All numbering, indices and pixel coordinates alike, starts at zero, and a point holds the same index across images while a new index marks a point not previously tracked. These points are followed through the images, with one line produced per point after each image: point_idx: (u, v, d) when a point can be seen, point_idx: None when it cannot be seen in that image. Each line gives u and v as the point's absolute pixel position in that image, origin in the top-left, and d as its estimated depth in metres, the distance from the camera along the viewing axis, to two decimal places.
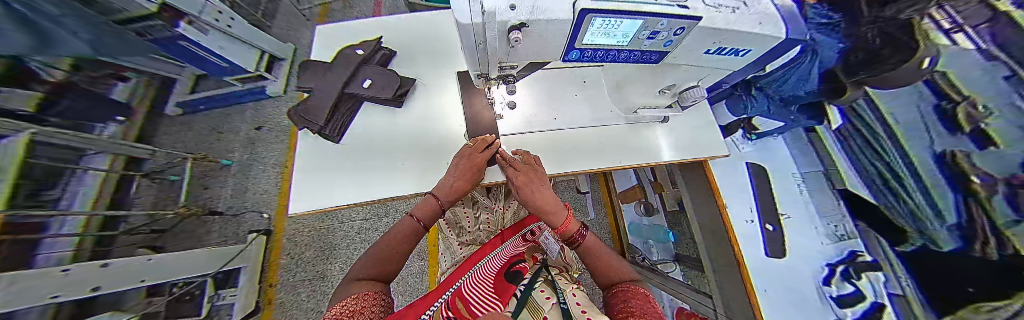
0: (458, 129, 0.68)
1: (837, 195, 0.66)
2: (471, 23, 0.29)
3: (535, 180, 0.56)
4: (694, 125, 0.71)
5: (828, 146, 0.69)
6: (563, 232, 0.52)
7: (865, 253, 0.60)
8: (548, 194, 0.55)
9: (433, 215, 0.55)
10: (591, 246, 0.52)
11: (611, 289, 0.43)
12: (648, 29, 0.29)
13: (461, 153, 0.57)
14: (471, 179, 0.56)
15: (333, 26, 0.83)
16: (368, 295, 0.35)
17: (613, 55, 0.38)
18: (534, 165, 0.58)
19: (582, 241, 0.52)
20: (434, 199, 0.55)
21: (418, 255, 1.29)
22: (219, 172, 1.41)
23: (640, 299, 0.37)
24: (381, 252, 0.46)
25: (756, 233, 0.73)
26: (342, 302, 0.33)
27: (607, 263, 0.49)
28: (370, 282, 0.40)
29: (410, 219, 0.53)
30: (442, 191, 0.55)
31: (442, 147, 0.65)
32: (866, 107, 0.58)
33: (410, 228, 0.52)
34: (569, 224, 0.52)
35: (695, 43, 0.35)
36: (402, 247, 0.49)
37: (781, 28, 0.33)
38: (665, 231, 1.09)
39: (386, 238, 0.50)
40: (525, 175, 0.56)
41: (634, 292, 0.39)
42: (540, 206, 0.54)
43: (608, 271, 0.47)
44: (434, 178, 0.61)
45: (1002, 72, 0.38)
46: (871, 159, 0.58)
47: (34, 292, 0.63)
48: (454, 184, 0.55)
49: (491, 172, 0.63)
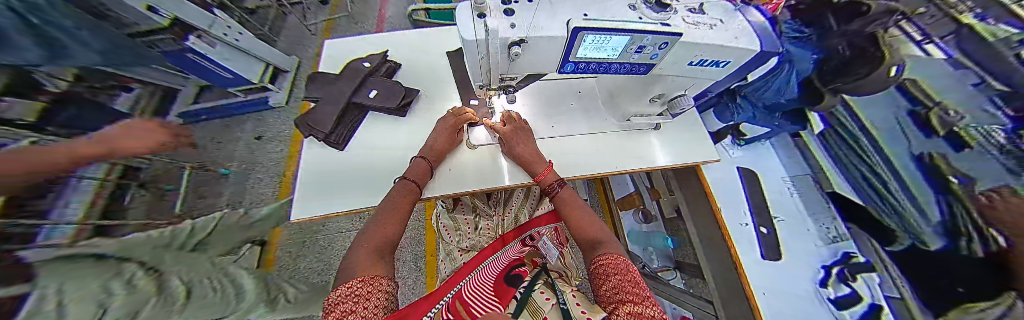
0: (440, 110, 0.74)
1: (826, 197, 0.69)
2: (476, 40, 0.32)
3: (523, 134, 0.62)
4: (683, 131, 0.74)
5: (816, 153, 0.72)
6: (541, 180, 0.57)
7: (858, 254, 0.61)
8: (529, 147, 0.60)
9: (424, 175, 0.57)
10: (566, 196, 0.55)
11: (591, 263, 0.44)
12: (635, 44, 0.32)
13: (440, 121, 0.63)
14: (449, 139, 0.61)
15: (340, 41, 0.87)
16: (374, 279, 0.35)
17: (604, 67, 0.41)
18: (517, 120, 0.63)
19: (559, 189, 0.56)
20: (425, 159, 0.58)
21: (416, 266, 1.27)
22: (217, 181, 1.42)
23: (623, 272, 0.38)
24: (383, 218, 0.48)
25: (753, 237, 0.71)
26: (345, 285, 0.33)
27: (582, 222, 0.52)
28: (378, 262, 0.39)
29: (404, 180, 0.54)
30: (429, 152, 0.59)
31: (425, 131, 0.70)
32: (845, 113, 0.62)
33: (409, 188, 0.53)
34: (549, 173, 0.57)
35: (679, 56, 0.38)
36: (402, 210, 0.51)
37: (756, 41, 0.36)
38: (664, 238, 1.09)
39: (387, 205, 0.51)
40: (510, 127, 0.61)
41: (613, 267, 0.39)
42: (527, 156, 0.59)
43: (583, 230, 0.50)
44: (408, 156, 0.65)
45: (971, 80, 0.41)
46: (854, 161, 0.62)
47: None
48: (435, 144, 0.60)
49: (476, 148, 0.67)
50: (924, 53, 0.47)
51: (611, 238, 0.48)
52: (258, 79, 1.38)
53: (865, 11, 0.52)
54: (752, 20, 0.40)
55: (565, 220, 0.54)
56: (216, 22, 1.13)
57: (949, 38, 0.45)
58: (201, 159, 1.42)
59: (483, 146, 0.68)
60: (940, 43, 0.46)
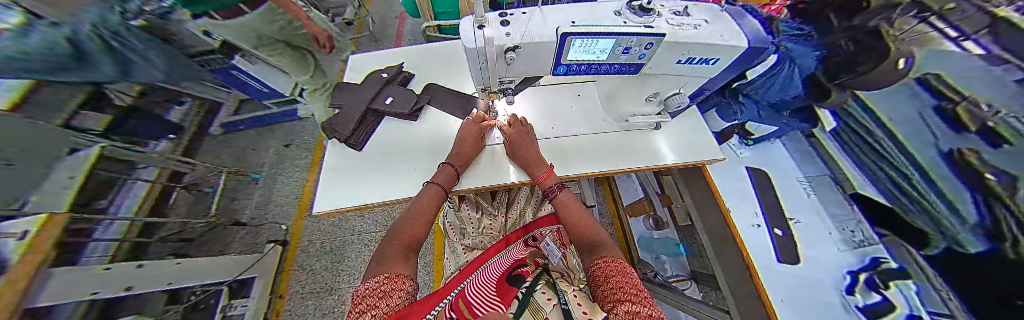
0: (451, 117, 0.78)
1: (849, 200, 0.64)
2: (476, 47, 0.36)
3: (523, 138, 0.63)
4: (686, 130, 0.74)
5: (833, 152, 0.68)
6: (542, 183, 0.59)
7: (890, 260, 0.55)
8: (531, 152, 0.62)
9: (451, 180, 0.59)
10: (565, 199, 0.57)
11: (589, 265, 0.45)
12: (622, 45, 0.35)
13: (463, 126, 0.66)
14: (474, 145, 0.64)
15: (362, 55, 0.96)
16: (397, 277, 0.38)
17: (595, 69, 0.43)
18: (525, 125, 0.65)
19: (558, 193, 0.58)
20: (451, 165, 0.60)
21: (424, 269, 1.29)
22: (248, 185, 1.56)
23: (622, 274, 0.38)
24: (412, 218, 0.52)
25: (766, 240, 0.68)
26: (374, 280, 0.37)
27: (584, 227, 0.53)
28: (404, 261, 0.43)
29: (431, 184, 0.57)
30: (455, 159, 0.62)
31: (439, 134, 0.74)
32: (857, 108, 0.60)
33: (435, 192, 0.56)
34: (550, 175, 0.59)
35: (667, 55, 0.40)
36: (427, 212, 0.54)
37: (742, 38, 0.37)
38: (676, 244, 1.12)
39: (413, 206, 0.55)
40: (516, 130, 0.64)
41: (611, 269, 0.40)
42: (528, 159, 0.61)
43: (583, 234, 0.52)
44: (435, 162, 0.68)
45: (1013, 75, 0.37)
46: (876, 159, 0.59)
47: (83, 287, 0.68)
48: (462, 150, 0.63)
49: (490, 148, 0.71)
50: (960, 50, 0.43)
51: (609, 240, 0.49)
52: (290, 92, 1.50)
53: (864, 7, 0.51)
54: (740, 20, 0.42)
55: (565, 225, 0.55)
56: None
57: (984, 33, 0.42)
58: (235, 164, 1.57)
59: (490, 146, 0.71)
60: (976, 39, 0.42)
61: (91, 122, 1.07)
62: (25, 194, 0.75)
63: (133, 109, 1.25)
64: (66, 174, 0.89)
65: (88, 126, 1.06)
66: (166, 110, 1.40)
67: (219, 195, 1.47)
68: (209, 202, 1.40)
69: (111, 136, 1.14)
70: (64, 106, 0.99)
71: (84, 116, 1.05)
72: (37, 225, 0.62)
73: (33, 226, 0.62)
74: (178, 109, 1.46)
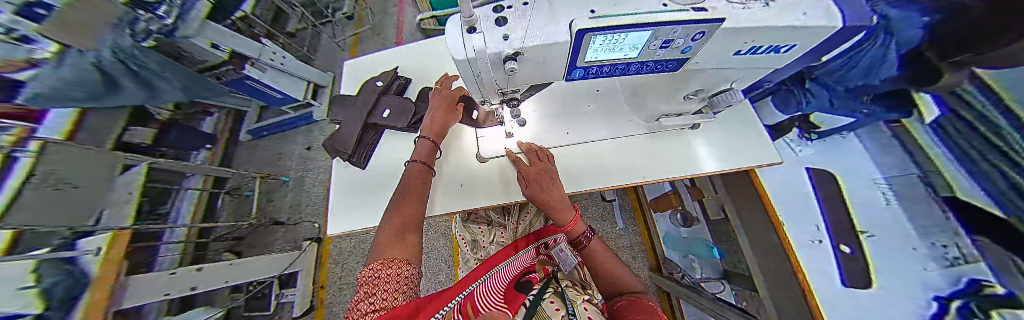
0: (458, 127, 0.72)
1: (942, 205, 0.43)
2: (466, 58, 0.30)
3: (546, 177, 0.54)
4: (729, 131, 0.64)
5: (929, 151, 0.46)
6: (569, 232, 0.51)
7: (992, 281, 0.35)
8: (554, 190, 0.53)
9: (428, 153, 0.57)
10: (594, 249, 0.50)
11: (616, 301, 0.41)
12: (659, 38, 0.26)
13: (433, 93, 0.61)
14: (446, 107, 0.60)
15: (356, 61, 0.90)
16: (391, 262, 0.37)
17: (622, 69, 0.35)
18: (546, 157, 0.58)
19: (588, 243, 0.51)
20: (427, 138, 0.57)
21: (444, 263, 1.36)
22: (280, 188, 1.65)
23: (644, 311, 0.34)
24: (403, 197, 0.50)
25: (825, 259, 0.58)
26: (370, 267, 0.37)
27: (612, 273, 0.47)
28: (403, 243, 0.42)
29: (413, 162, 0.55)
30: (429, 130, 0.58)
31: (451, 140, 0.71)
32: (974, 91, 0.38)
33: (420, 170, 0.54)
34: (576, 224, 0.51)
35: (722, 45, 0.30)
36: (416, 189, 0.52)
37: (834, 13, 0.27)
38: (708, 246, 0.97)
39: (400, 190, 0.52)
40: (538, 168, 0.55)
41: (638, 303, 0.38)
42: (551, 204, 0.52)
43: (613, 283, 0.46)
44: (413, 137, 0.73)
45: None
46: (983, 148, 0.37)
47: (150, 291, 0.82)
48: (434, 117, 0.58)
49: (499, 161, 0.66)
50: None
51: (638, 286, 0.45)
52: (304, 96, 1.41)
53: None
54: None
55: (591, 274, 0.49)
56: (262, 50, 1.23)
57: None
58: (267, 168, 1.67)
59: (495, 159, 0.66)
60: None
61: (139, 137, 1.22)
62: (88, 209, 0.85)
63: (171, 122, 1.37)
64: (125, 190, 0.99)
65: (137, 141, 1.21)
66: (197, 122, 1.53)
67: (257, 199, 1.58)
68: (248, 203, 1.55)
69: (160, 147, 1.30)
70: (111, 129, 1.13)
71: (132, 133, 1.20)
72: (106, 241, 0.79)
73: (104, 242, 0.78)
74: (210, 119, 1.60)
